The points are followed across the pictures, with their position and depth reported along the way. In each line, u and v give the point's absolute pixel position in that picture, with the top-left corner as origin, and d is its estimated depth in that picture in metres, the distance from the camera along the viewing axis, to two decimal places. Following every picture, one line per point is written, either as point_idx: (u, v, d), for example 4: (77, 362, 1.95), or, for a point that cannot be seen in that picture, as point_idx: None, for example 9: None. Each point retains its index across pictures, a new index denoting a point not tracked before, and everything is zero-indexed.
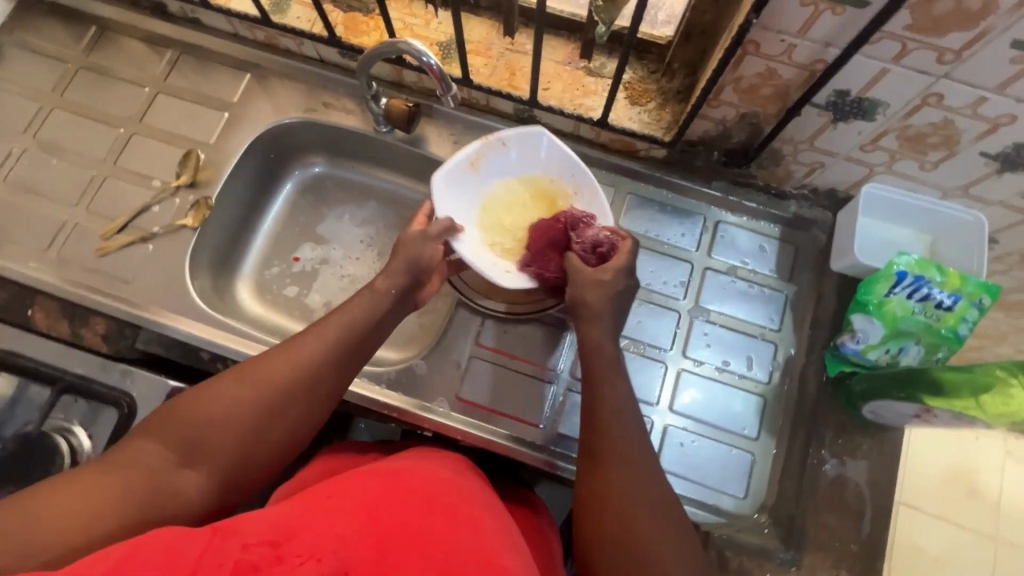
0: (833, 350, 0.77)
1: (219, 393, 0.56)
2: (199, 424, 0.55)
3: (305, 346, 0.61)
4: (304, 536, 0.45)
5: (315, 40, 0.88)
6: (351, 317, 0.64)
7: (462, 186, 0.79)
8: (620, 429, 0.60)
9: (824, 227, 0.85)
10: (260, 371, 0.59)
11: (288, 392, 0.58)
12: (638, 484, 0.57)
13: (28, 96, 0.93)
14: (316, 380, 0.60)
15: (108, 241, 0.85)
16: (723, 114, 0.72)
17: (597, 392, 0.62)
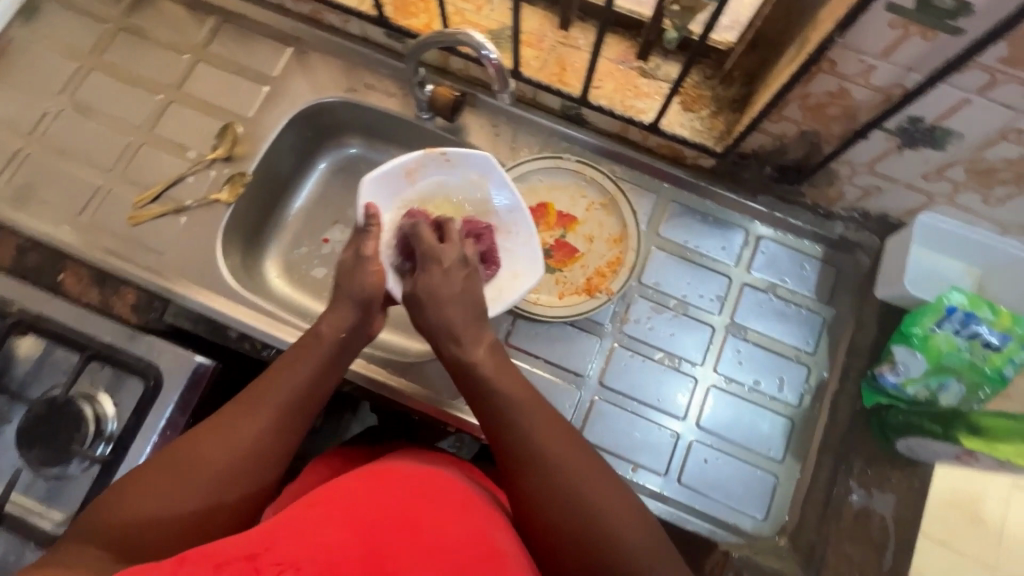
0: (870, 381, 0.75)
1: (154, 485, 0.54)
2: (136, 519, 0.52)
3: (242, 424, 0.59)
4: (280, 545, 0.47)
5: (363, 18, 0.86)
6: (292, 385, 0.62)
7: (397, 192, 0.78)
8: (544, 433, 0.57)
9: (869, 251, 0.83)
10: (194, 456, 0.56)
11: (231, 473, 0.56)
12: (584, 485, 0.54)
13: (66, 54, 0.91)
14: (258, 458, 0.58)
15: (141, 210, 0.85)
16: (782, 130, 0.70)
17: (507, 406, 0.58)
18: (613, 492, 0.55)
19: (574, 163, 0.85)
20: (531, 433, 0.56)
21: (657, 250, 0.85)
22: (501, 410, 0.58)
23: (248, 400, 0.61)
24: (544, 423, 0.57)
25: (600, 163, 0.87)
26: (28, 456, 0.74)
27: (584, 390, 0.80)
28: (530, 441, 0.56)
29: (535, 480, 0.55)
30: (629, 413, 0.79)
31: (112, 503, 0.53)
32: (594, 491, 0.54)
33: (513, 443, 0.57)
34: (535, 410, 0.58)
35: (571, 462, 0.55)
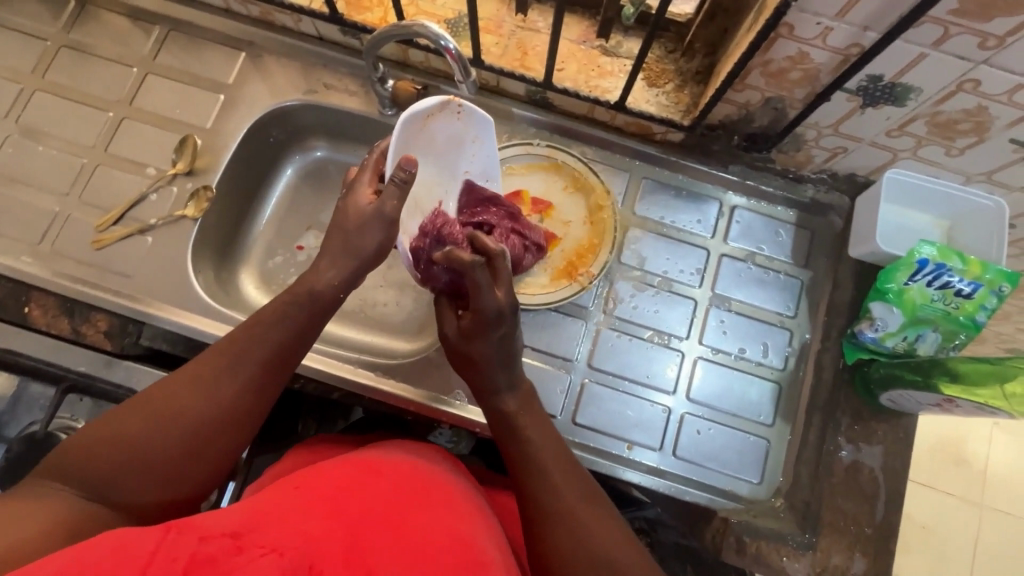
0: (850, 338, 0.77)
1: (128, 431, 0.52)
2: (107, 464, 0.50)
3: (224, 381, 0.56)
4: (265, 531, 0.45)
5: (315, 17, 0.83)
6: (274, 341, 0.60)
7: (420, 136, 0.68)
8: (553, 464, 0.57)
9: (841, 211, 0.84)
10: (174, 403, 0.54)
11: (210, 427, 0.55)
12: (580, 516, 0.54)
13: (7, 77, 0.87)
14: (238, 415, 0.56)
15: (103, 234, 0.82)
16: (747, 98, 0.70)
17: (524, 424, 0.61)
18: (608, 530, 0.53)
19: (545, 147, 0.85)
20: (541, 457, 0.58)
21: (633, 228, 0.85)
22: (524, 434, 0.60)
23: (232, 354, 0.58)
24: (554, 453, 0.58)
25: (570, 146, 0.87)
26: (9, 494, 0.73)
27: (574, 373, 0.80)
28: (536, 467, 0.57)
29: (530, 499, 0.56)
30: (619, 392, 0.80)
31: (82, 444, 0.51)
32: (589, 525, 0.53)
33: (521, 460, 0.58)
34: (547, 442, 0.59)
35: (573, 493, 0.55)
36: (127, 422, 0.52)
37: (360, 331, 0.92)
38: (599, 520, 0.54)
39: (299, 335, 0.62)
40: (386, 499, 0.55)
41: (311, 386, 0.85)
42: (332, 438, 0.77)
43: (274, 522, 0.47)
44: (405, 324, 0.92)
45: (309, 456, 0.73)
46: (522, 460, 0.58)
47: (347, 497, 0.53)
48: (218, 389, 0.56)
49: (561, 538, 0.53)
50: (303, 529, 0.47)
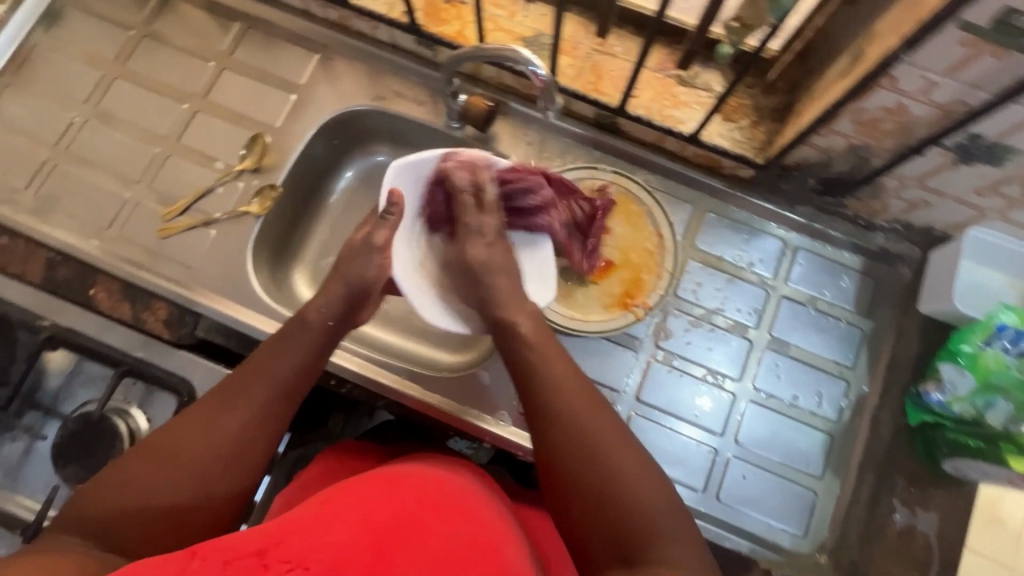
0: (913, 397, 0.75)
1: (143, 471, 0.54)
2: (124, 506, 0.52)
3: (230, 417, 0.58)
4: (290, 543, 0.48)
5: (393, 26, 0.84)
6: (281, 374, 0.62)
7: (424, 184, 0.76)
8: (580, 408, 0.57)
9: (911, 263, 0.81)
10: (186, 445, 0.56)
11: (219, 462, 0.57)
12: (614, 455, 0.54)
13: (90, 62, 0.90)
14: (245, 450, 0.58)
15: (170, 223, 0.84)
16: (830, 143, 0.68)
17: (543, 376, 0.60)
18: (649, 478, 0.53)
19: (610, 172, 0.84)
20: (564, 403, 0.58)
21: (691, 261, 0.83)
22: (544, 388, 0.59)
23: (235, 386, 0.61)
24: (579, 396, 0.58)
25: (634, 172, 0.86)
26: (61, 474, 0.74)
27: (621, 405, 0.79)
28: (562, 409, 0.57)
29: (556, 444, 0.56)
30: (665, 428, 0.78)
31: (102, 486, 0.54)
32: (625, 467, 0.53)
33: (544, 411, 0.58)
34: (571, 393, 0.58)
35: (607, 434, 0.55)
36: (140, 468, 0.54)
37: (405, 339, 0.92)
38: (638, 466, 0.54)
39: (304, 365, 0.64)
40: (407, 504, 0.55)
41: (358, 390, 0.84)
42: (365, 447, 0.77)
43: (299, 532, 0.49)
44: (451, 336, 0.92)
45: (340, 465, 0.73)
46: (545, 411, 0.58)
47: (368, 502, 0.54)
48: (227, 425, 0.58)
49: (573, 445, 0.55)
50: (324, 541, 0.48)
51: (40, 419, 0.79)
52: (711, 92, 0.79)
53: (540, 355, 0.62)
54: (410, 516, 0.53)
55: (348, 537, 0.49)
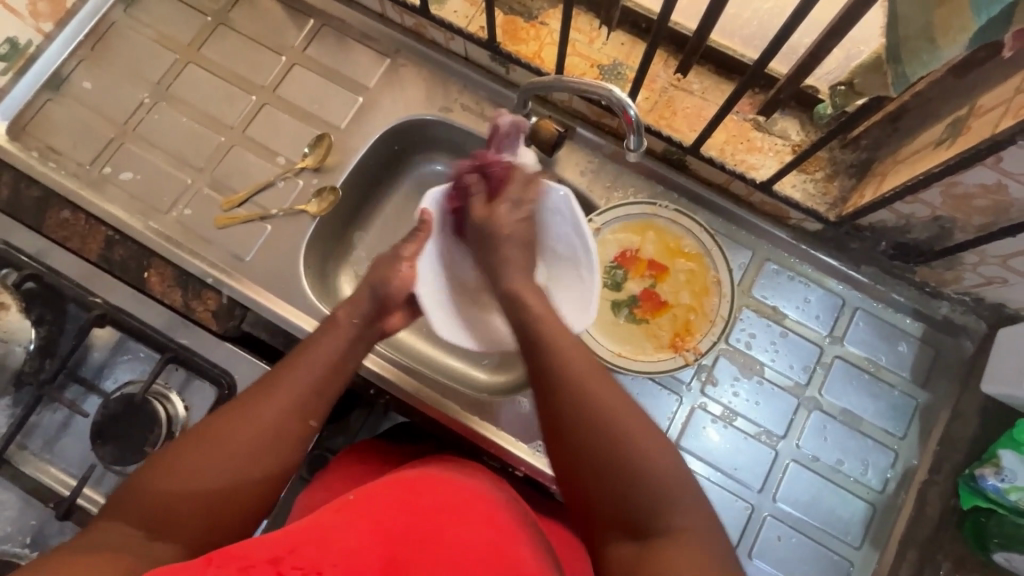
0: (968, 480, 0.72)
1: (184, 463, 0.53)
2: (165, 496, 0.51)
3: (267, 404, 0.58)
4: (305, 549, 0.48)
5: (470, 40, 0.83)
6: (317, 365, 0.62)
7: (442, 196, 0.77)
8: (594, 385, 0.56)
9: (975, 337, 0.78)
10: (230, 436, 0.55)
11: (262, 450, 0.56)
12: (632, 437, 0.53)
13: (164, 44, 0.90)
14: (274, 438, 0.57)
15: (227, 214, 0.85)
16: (914, 211, 0.67)
17: (547, 356, 0.59)
18: (667, 466, 0.52)
19: (670, 211, 0.81)
20: (577, 382, 0.56)
21: (746, 309, 0.81)
22: (555, 363, 0.58)
23: (269, 380, 0.60)
24: (594, 373, 0.57)
25: (694, 211, 0.83)
26: (97, 453, 0.75)
27: None
28: (580, 392, 0.55)
29: (566, 418, 0.55)
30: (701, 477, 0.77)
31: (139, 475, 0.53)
32: (647, 451, 0.52)
33: (554, 386, 0.57)
34: (581, 364, 0.57)
35: (620, 408, 0.54)
36: (182, 458, 0.54)
37: (443, 351, 0.92)
38: (660, 456, 0.52)
39: (331, 360, 0.63)
40: (428, 512, 0.55)
41: (395, 403, 0.84)
42: (380, 449, 0.76)
43: (316, 538, 0.50)
44: (491, 355, 0.91)
45: (356, 469, 0.72)
46: (559, 393, 0.56)
47: (391, 508, 0.54)
48: (264, 422, 0.57)
49: (603, 445, 0.53)
50: (341, 550, 0.49)
51: (82, 394, 0.80)
52: (788, 140, 0.77)
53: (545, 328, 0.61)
54: (425, 522, 0.53)
55: (362, 547, 0.50)
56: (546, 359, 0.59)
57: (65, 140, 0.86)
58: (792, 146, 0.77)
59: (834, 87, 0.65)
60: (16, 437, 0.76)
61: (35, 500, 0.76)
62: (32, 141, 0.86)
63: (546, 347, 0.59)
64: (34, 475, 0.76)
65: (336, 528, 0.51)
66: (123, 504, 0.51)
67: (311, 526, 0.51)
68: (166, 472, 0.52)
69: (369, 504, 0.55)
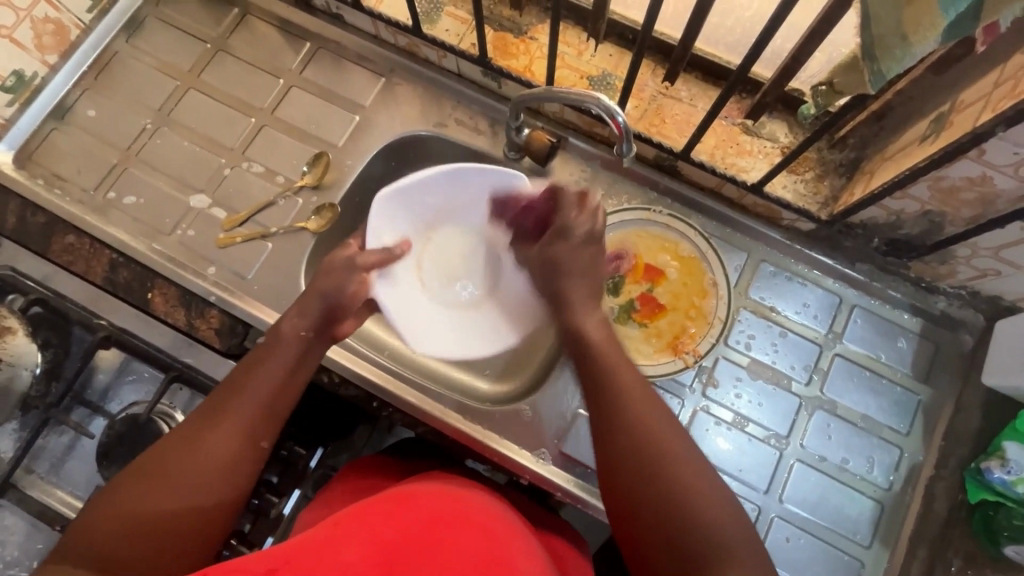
0: (974, 474, 0.72)
1: (130, 498, 0.52)
2: (120, 531, 0.51)
3: (211, 431, 0.57)
4: (301, 562, 0.48)
5: (461, 56, 0.86)
6: (259, 385, 0.61)
7: (408, 207, 0.78)
8: (634, 393, 0.59)
9: (973, 330, 0.78)
10: (176, 468, 0.55)
11: (210, 478, 0.55)
12: (682, 476, 0.53)
13: (166, 72, 0.93)
14: (218, 461, 0.56)
15: (228, 234, 0.86)
16: (903, 206, 0.68)
17: (609, 384, 0.60)
18: (716, 500, 0.52)
19: (665, 216, 0.83)
20: (631, 408, 0.58)
21: (744, 310, 0.82)
22: (601, 375, 0.61)
23: (218, 402, 0.59)
24: (647, 404, 0.58)
25: (690, 216, 0.84)
26: (103, 474, 0.75)
27: None
28: (633, 421, 0.56)
29: (621, 450, 0.56)
30: None
31: (93, 512, 0.52)
32: (692, 480, 0.53)
33: (607, 409, 0.58)
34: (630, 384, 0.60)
35: (677, 444, 0.55)
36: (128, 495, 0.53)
37: (444, 362, 0.92)
38: (714, 493, 0.53)
39: (282, 372, 0.63)
40: (427, 526, 0.54)
41: (398, 415, 0.84)
42: (386, 464, 0.76)
43: (314, 553, 0.49)
44: (492, 364, 0.92)
45: (361, 482, 0.73)
46: (615, 425, 0.57)
47: (389, 522, 0.54)
48: (210, 453, 0.56)
49: (651, 477, 0.53)
50: (337, 560, 0.49)
51: (87, 416, 0.81)
52: (776, 142, 0.78)
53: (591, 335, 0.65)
54: (421, 534, 0.53)
55: (360, 558, 0.49)
56: (606, 387, 0.60)
57: (70, 167, 0.88)
58: (781, 148, 0.78)
59: (817, 86, 0.62)
60: (22, 461, 0.77)
61: (42, 523, 0.76)
62: (38, 169, 0.88)
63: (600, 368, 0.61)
64: (41, 499, 0.77)
65: (334, 538, 0.52)
66: (70, 545, 0.50)
67: (309, 543, 0.51)
68: (115, 509, 0.52)
69: (369, 516, 0.55)
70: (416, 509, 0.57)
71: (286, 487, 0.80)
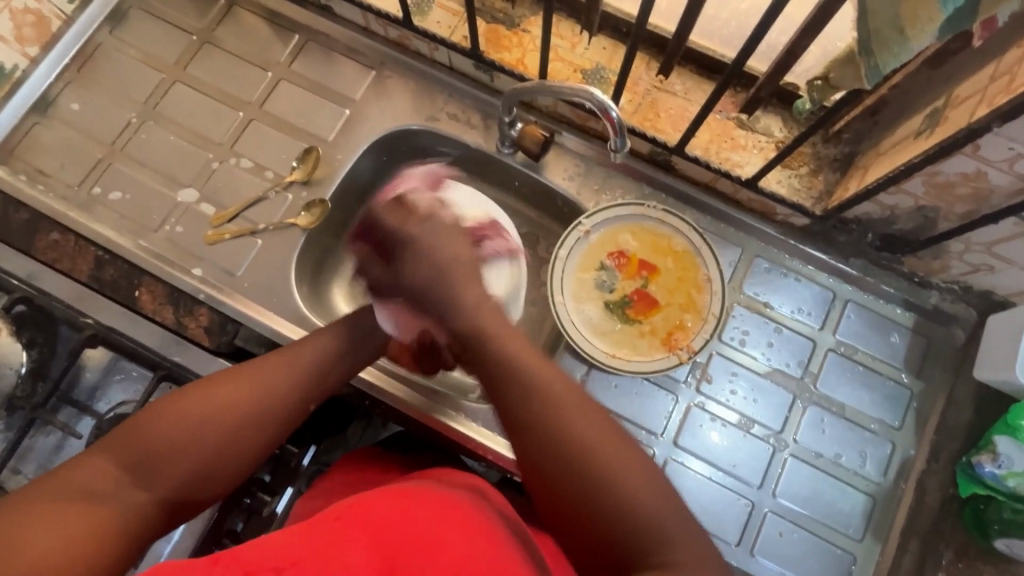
0: (965, 467, 0.73)
1: (185, 413, 0.53)
2: (161, 446, 0.51)
3: (273, 377, 0.59)
4: (308, 560, 0.49)
5: (453, 49, 0.84)
6: (319, 353, 0.64)
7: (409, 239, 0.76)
8: (550, 381, 0.52)
9: (965, 325, 0.79)
10: (231, 399, 0.56)
11: (258, 421, 0.57)
12: (612, 481, 0.48)
13: (150, 64, 0.91)
14: (277, 415, 0.58)
15: (217, 231, 0.85)
16: (897, 202, 0.68)
17: (515, 370, 0.52)
18: (663, 507, 0.48)
19: (659, 211, 0.82)
20: (542, 395, 0.51)
21: (737, 306, 0.81)
22: (516, 386, 0.52)
23: (284, 354, 0.62)
24: (560, 385, 0.52)
25: (683, 212, 0.84)
26: None
27: (659, 449, 0.77)
28: (550, 424, 0.50)
29: (540, 447, 0.50)
30: (699, 475, 0.77)
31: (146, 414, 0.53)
32: (625, 477, 0.48)
33: (523, 422, 0.51)
34: (558, 386, 0.52)
35: (604, 444, 0.49)
36: (181, 410, 0.54)
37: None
38: (652, 498, 0.48)
39: (344, 346, 0.66)
40: (425, 520, 0.54)
41: (392, 413, 0.84)
42: (382, 459, 0.76)
43: (320, 549, 0.50)
44: None
45: (362, 472, 0.73)
46: (528, 427, 0.51)
47: (392, 517, 0.54)
48: (265, 397, 0.58)
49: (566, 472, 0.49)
50: (341, 562, 0.49)
51: (75, 416, 0.79)
52: (771, 136, 0.78)
53: (502, 344, 0.54)
54: (419, 529, 0.53)
55: (361, 561, 0.50)
56: (511, 376, 0.52)
57: (53, 162, 0.86)
58: (775, 142, 0.78)
59: (814, 79, 0.65)
60: (8, 462, 0.76)
61: None
62: (20, 164, 0.86)
63: (514, 387, 0.52)
64: None
65: (342, 537, 0.52)
66: (110, 441, 0.51)
67: (316, 537, 0.51)
68: (164, 419, 0.53)
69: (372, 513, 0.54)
70: (425, 507, 0.56)
71: (277, 486, 0.78)
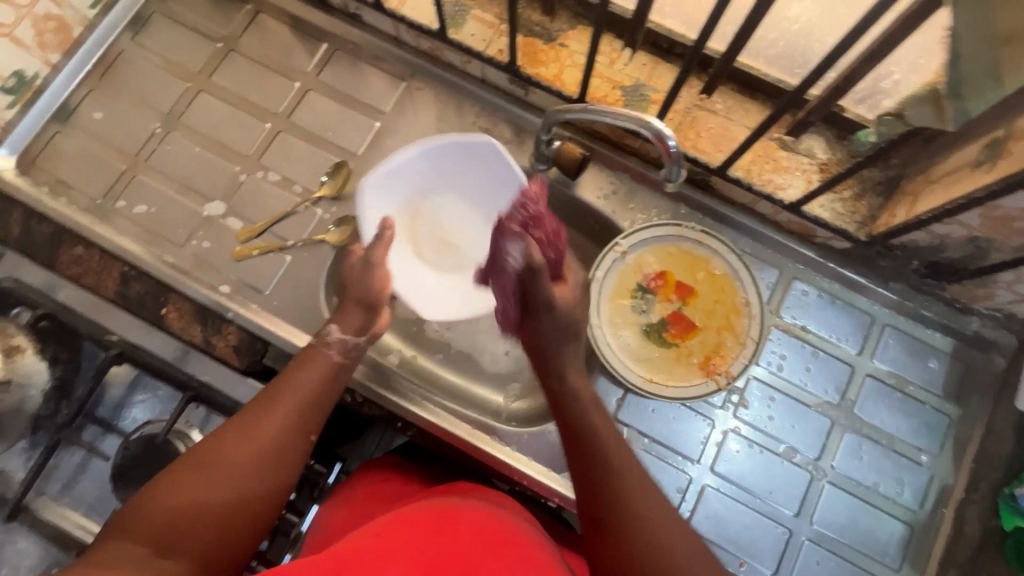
0: (1008, 499, 0.72)
1: (189, 479, 0.53)
2: (170, 514, 0.50)
3: (267, 419, 0.59)
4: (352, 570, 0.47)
5: (488, 63, 0.82)
6: (309, 387, 0.63)
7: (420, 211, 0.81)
8: (618, 451, 0.60)
9: (1005, 351, 0.78)
10: (232, 455, 0.55)
11: (266, 460, 0.57)
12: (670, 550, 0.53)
13: (174, 72, 0.88)
14: (279, 455, 0.58)
15: (244, 246, 0.83)
16: (948, 231, 0.67)
17: (595, 446, 0.61)
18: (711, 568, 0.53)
19: (697, 232, 0.80)
20: (609, 460, 0.59)
21: (774, 329, 0.80)
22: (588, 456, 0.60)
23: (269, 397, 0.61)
24: (625, 456, 0.60)
25: (719, 232, 0.82)
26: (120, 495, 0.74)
27: (694, 474, 0.76)
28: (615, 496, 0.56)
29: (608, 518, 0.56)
30: (735, 502, 0.76)
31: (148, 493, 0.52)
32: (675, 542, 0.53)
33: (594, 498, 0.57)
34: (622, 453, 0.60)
35: (659, 515, 0.55)
36: (182, 481, 0.53)
37: (479, 385, 0.88)
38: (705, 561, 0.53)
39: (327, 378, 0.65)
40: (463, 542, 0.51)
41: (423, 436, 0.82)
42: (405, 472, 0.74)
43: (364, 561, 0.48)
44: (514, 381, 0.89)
45: (386, 487, 0.71)
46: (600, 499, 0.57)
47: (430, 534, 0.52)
48: (265, 439, 0.58)
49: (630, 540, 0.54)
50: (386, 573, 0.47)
51: (99, 435, 0.80)
52: (814, 158, 0.76)
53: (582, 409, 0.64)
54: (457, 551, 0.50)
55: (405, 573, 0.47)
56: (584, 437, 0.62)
57: (75, 173, 0.84)
58: (819, 164, 0.76)
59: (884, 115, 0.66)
60: (34, 483, 0.75)
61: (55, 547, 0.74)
62: (41, 175, 0.84)
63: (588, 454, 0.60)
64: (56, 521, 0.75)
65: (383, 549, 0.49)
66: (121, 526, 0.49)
67: (357, 549, 0.49)
68: (168, 490, 0.52)
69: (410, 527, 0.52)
70: (461, 529, 0.53)
71: (305, 506, 0.77)
